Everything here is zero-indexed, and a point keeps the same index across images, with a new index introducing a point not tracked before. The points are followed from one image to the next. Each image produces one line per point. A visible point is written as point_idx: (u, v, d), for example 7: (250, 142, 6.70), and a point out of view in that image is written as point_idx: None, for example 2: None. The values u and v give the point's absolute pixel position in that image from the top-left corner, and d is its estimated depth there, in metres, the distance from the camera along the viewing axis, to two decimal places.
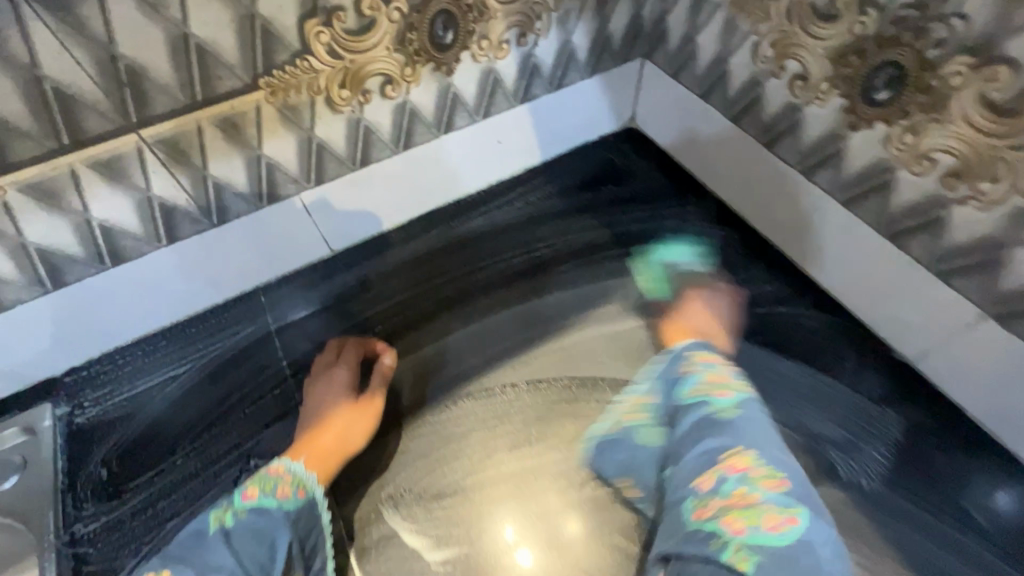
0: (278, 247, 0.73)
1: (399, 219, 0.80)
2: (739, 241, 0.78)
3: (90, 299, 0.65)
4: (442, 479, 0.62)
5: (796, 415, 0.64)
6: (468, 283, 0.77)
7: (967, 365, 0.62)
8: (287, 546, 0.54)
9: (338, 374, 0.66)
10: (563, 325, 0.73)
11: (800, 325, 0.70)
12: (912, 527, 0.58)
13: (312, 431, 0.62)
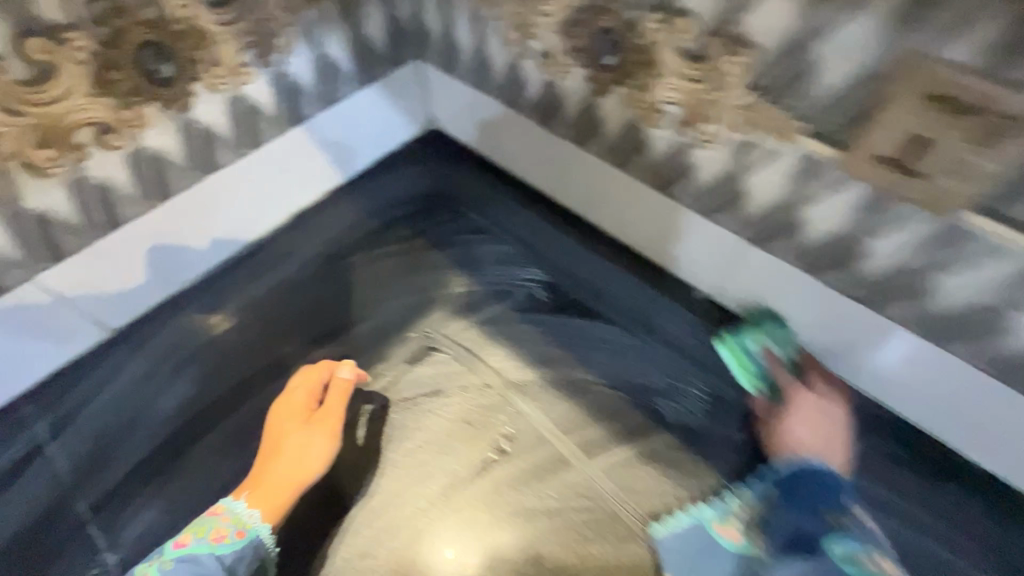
0: (31, 346, 0.63)
1: (193, 276, 0.73)
2: (551, 218, 0.80)
3: None
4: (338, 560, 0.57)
5: (617, 373, 0.66)
6: (284, 326, 0.72)
7: (806, 322, 0.62)
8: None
9: (304, 400, 0.63)
10: (391, 341, 0.71)
11: (612, 283, 0.73)
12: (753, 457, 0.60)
13: (266, 458, 0.60)
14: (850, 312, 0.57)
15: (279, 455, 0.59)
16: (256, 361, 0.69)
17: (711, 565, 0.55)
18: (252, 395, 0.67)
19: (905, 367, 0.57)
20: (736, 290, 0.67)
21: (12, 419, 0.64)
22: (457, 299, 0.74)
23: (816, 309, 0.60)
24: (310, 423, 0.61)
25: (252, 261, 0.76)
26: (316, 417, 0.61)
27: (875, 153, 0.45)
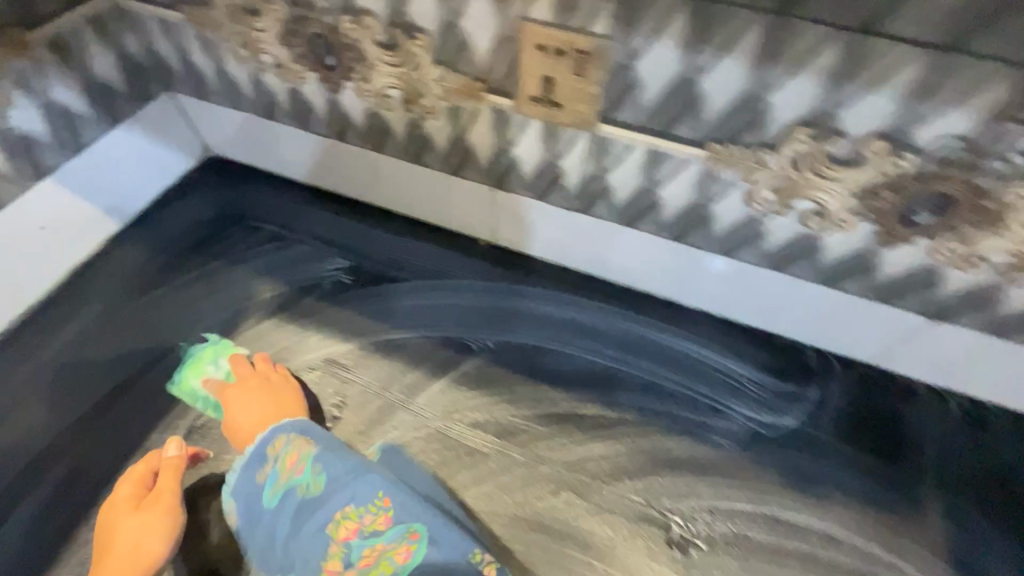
0: None
1: None
2: (343, 211, 0.88)
3: None
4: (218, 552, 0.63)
5: (427, 322, 0.77)
6: (86, 378, 0.71)
7: (622, 259, 0.76)
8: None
9: (127, 493, 0.62)
10: (206, 360, 0.73)
11: (408, 253, 0.84)
12: (551, 353, 0.74)
13: (101, 563, 0.58)
14: (648, 242, 0.72)
15: (109, 552, 0.58)
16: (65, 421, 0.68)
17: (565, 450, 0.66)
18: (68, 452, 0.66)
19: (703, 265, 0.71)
20: (518, 232, 0.81)
21: None
22: (267, 304, 0.79)
23: (624, 244, 0.74)
24: (140, 511, 0.60)
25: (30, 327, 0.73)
26: (144, 504, 0.61)
27: (528, 95, 0.59)
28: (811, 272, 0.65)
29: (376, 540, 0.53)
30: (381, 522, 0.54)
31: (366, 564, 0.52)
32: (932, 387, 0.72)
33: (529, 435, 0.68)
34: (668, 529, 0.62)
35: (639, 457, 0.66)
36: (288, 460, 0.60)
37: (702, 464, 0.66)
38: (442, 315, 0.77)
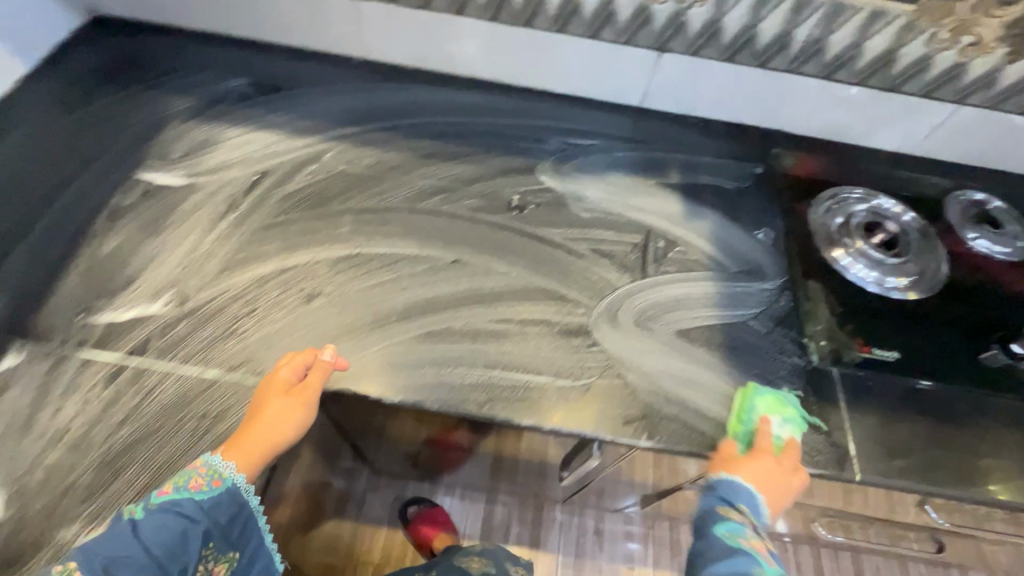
0: None
1: None
2: (234, 46, 1.06)
3: None
4: (184, 260, 0.80)
5: (324, 110, 1.00)
6: (34, 175, 0.85)
7: (467, 51, 1.04)
8: (203, 537, 0.61)
9: (283, 377, 0.68)
10: (142, 152, 0.91)
11: (297, 69, 1.05)
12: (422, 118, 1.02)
13: (248, 424, 0.67)
14: (483, 33, 1.00)
15: (259, 418, 0.66)
16: (25, 200, 0.82)
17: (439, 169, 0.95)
18: (34, 217, 0.81)
19: (523, 45, 1.01)
20: (383, 45, 1.05)
21: None
22: (185, 114, 0.97)
23: (465, 39, 1.02)
24: (286, 397, 0.67)
25: None
26: (295, 391, 0.68)
27: None
28: (582, 29, 0.97)
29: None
30: None
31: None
32: (677, 115, 1.08)
33: (413, 164, 0.96)
34: (511, 201, 0.93)
35: (491, 168, 0.97)
36: None
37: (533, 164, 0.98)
38: (334, 104, 1.01)
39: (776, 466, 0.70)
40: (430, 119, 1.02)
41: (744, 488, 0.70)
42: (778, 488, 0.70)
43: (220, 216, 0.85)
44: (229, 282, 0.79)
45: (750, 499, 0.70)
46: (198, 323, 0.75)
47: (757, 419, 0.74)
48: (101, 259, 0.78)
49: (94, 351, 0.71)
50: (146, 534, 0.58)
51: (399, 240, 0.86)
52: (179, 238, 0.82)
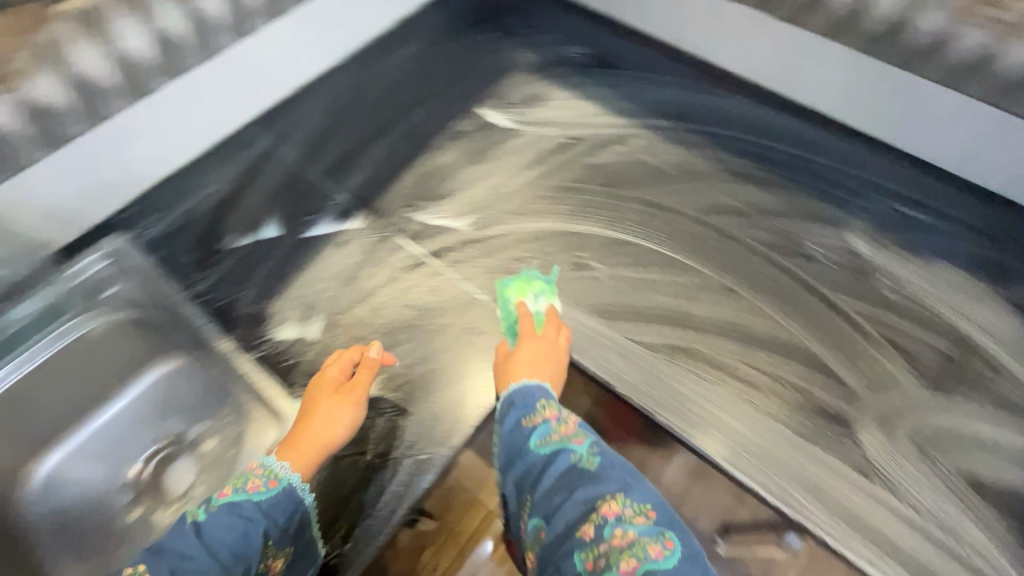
0: (249, 87, 0.90)
1: (337, 56, 1.02)
2: (585, 14, 1.11)
3: (109, 143, 0.77)
4: (491, 192, 0.90)
5: (647, 97, 1.02)
6: (408, 85, 1.02)
7: (814, 80, 0.90)
8: (265, 535, 0.56)
9: (332, 376, 0.70)
10: (487, 89, 1.03)
11: (635, 50, 1.07)
12: (741, 131, 0.96)
13: (300, 425, 0.66)
14: (846, 65, 0.84)
15: (314, 418, 0.66)
16: (396, 104, 1.00)
17: (740, 190, 0.91)
18: (398, 120, 0.98)
19: (886, 92, 0.83)
20: (724, 49, 0.98)
21: (244, 137, 0.94)
22: (528, 65, 1.06)
23: (821, 66, 0.87)
24: (339, 396, 0.68)
25: (375, 50, 1.06)
26: (345, 390, 0.69)
27: None
28: None
29: (631, 526, 0.53)
30: (593, 524, 0.53)
31: (616, 545, 0.52)
32: None
33: (715, 176, 0.92)
34: (808, 249, 0.84)
35: (796, 208, 0.89)
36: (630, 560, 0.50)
37: (847, 220, 0.87)
38: (656, 94, 1.02)
39: (555, 349, 0.71)
40: (749, 135, 0.96)
41: (529, 388, 0.66)
42: (540, 368, 0.69)
43: (528, 165, 0.93)
44: (519, 224, 0.86)
45: (530, 397, 0.65)
46: (486, 250, 0.84)
47: (512, 303, 0.77)
48: (432, 169, 0.92)
49: (410, 242, 0.84)
50: (211, 534, 0.54)
51: (681, 244, 0.84)
52: (492, 172, 0.92)
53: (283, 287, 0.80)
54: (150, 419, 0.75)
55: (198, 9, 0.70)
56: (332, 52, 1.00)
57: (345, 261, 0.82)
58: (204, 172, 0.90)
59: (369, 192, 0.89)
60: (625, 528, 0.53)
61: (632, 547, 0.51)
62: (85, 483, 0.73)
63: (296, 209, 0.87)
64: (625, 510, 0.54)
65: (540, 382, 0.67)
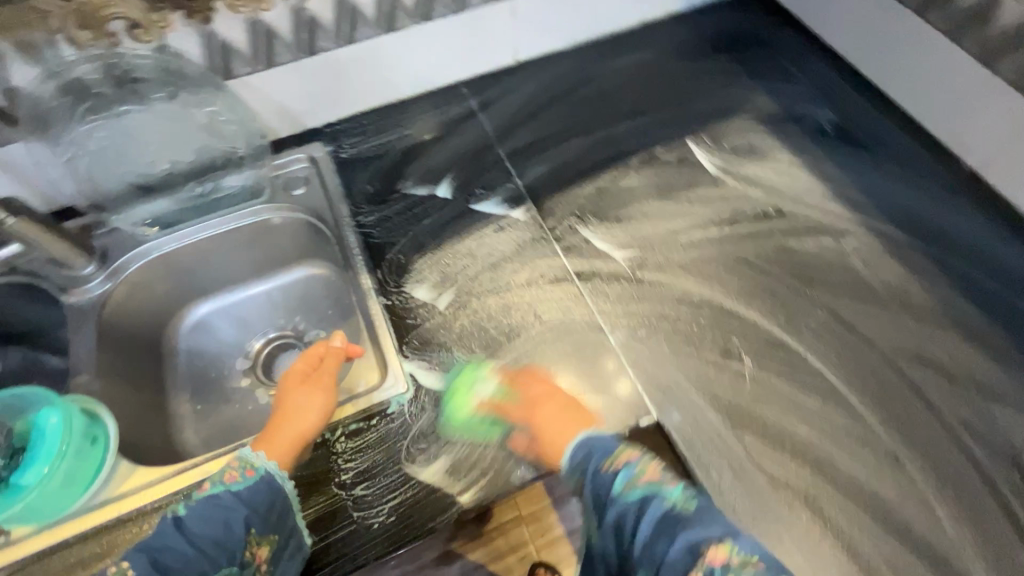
0: (477, 47, 0.94)
1: (565, 43, 1.01)
2: (849, 80, 0.98)
3: (347, 64, 0.85)
4: (664, 235, 0.82)
5: (886, 194, 0.86)
6: (623, 93, 0.97)
7: None
8: (244, 523, 0.54)
9: (299, 370, 0.69)
10: (705, 123, 0.93)
11: (893, 137, 0.92)
12: (988, 276, 0.79)
13: (275, 421, 0.64)
14: None
15: (281, 411, 0.65)
16: (605, 108, 0.95)
17: (961, 346, 0.74)
18: (601, 126, 0.93)
19: None
20: (1016, 173, 0.83)
21: (454, 93, 0.96)
22: (760, 113, 0.95)
23: None
24: (306, 386, 0.68)
25: (604, 49, 1.02)
26: (312, 379, 0.68)
27: None
28: None
29: (687, 502, 0.51)
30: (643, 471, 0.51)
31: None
32: None
33: (936, 317, 0.76)
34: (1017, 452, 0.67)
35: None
36: (645, 474, 0.50)
37: None
38: (899, 196, 0.85)
39: (558, 394, 0.64)
40: (997, 284, 0.78)
41: (585, 444, 0.55)
42: (578, 419, 0.61)
43: (716, 222, 0.83)
44: (681, 281, 0.78)
45: (608, 442, 0.55)
46: (635, 294, 0.77)
47: (477, 396, 0.67)
48: (613, 188, 0.86)
49: (563, 255, 0.80)
50: (189, 523, 0.53)
51: (857, 380, 0.71)
52: (674, 214, 0.84)
53: (433, 248, 0.80)
54: (282, 311, 0.94)
55: None
56: (564, 37, 1.00)
57: (495, 247, 0.80)
58: (405, 113, 0.94)
59: (546, 187, 0.86)
60: (660, 477, 0.51)
61: (676, 500, 0.50)
62: (219, 338, 0.92)
63: (472, 178, 0.87)
64: (733, 559, 0.44)
65: (582, 436, 0.56)
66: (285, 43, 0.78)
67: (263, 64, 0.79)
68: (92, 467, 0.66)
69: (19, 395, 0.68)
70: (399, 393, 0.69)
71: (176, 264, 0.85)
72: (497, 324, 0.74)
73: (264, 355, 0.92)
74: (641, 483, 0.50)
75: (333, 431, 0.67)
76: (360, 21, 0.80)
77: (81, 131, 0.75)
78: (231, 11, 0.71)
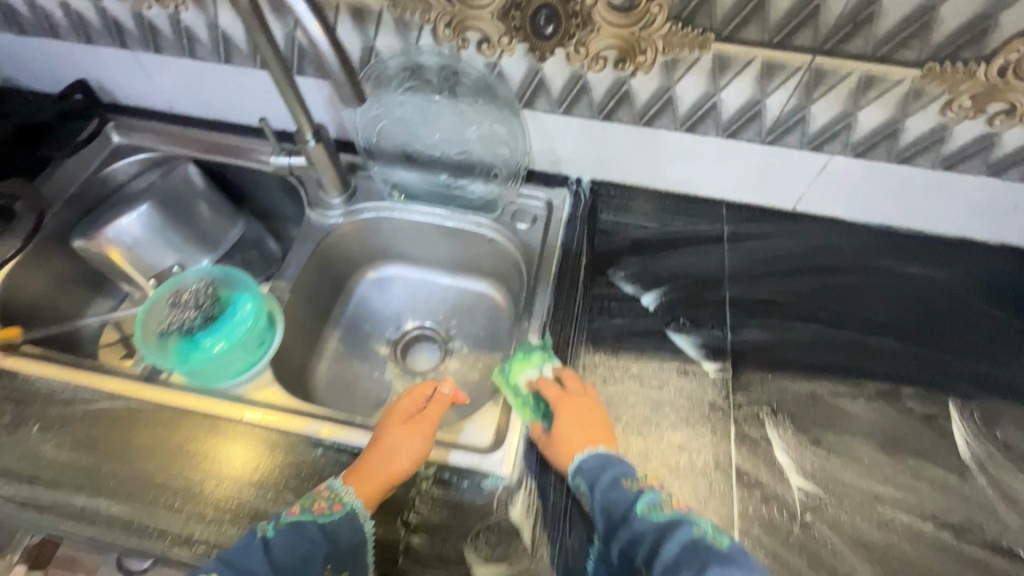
0: (761, 180, 0.86)
1: (858, 218, 0.88)
2: None
3: (631, 140, 0.84)
4: (860, 491, 0.67)
5: None
6: (896, 304, 0.82)
7: None
8: (322, 558, 0.57)
9: (404, 406, 0.71)
10: (983, 393, 0.74)
11: None
12: None
13: (367, 453, 0.65)
14: None
15: (377, 442, 0.66)
16: (865, 309, 0.81)
17: None
18: (849, 326, 0.80)
19: None
20: None
21: (710, 210, 0.91)
22: None
23: None
24: (408, 424, 0.68)
25: (899, 244, 0.88)
26: (415, 421, 0.69)
27: None
28: None
29: None
30: (674, 509, 0.58)
31: None
32: None
33: None
34: None
35: None
36: (664, 501, 0.59)
37: None
38: None
39: (593, 406, 0.69)
40: None
41: (599, 458, 0.64)
42: (600, 431, 0.67)
43: (935, 517, 0.65)
44: (853, 559, 0.63)
45: (618, 463, 0.64)
46: (788, 535, 0.64)
47: (522, 383, 0.72)
48: (828, 402, 0.73)
49: (732, 440, 0.69)
50: (276, 547, 0.56)
51: None
52: (885, 475, 0.68)
53: (607, 351, 0.76)
54: (444, 311, 1.01)
55: (763, 104, 0.74)
56: (862, 211, 0.87)
57: (666, 387, 0.73)
58: (654, 205, 0.91)
59: (752, 357, 0.76)
60: None
61: None
62: (387, 300, 1.01)
63: (683, 302, 0.80)
64: None
65: (595, 448, 0.65)
66: (590, 102, 0.79)
67: (561, 109, 0.81)
68: (245, 365, 0.75)
69: (232, 274, 0.79)
70: (500, 474, 0.66)
71: (393, 229, 0.94)
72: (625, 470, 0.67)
73: (410, 336, 1.00)
74: (654, 508, 0.58)
75: (425, 466, 0.67)
76: (667, 112, 0.78)
77: (395, 100, 0.83)
78: (565, 60, 0.74)
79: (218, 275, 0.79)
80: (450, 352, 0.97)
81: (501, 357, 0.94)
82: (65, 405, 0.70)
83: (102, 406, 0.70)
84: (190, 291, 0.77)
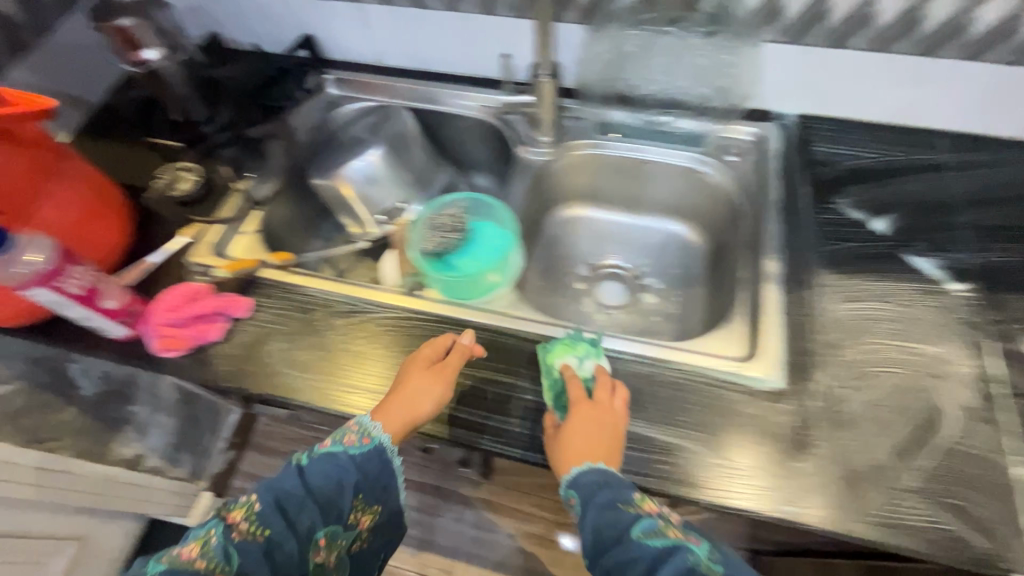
0: (993, 105, 0.84)
1: None
2: None
3: (857, 68, 0.84)
4: None
5: None
6: None
7: None
8: (354, 487, 0.63)
9: (424, 355, 0.71)
10: None
11: None
12: None
13: (393, 392, 0.68)
14: None
15: (402, 386, 0.68)
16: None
17: None
18: None
19: None
20: None
21: (928, 140, 0.89)
22: None
23: None
24: (429, 371, 0.69)
25: None
26: (437, 370, 0.69)
27: None
28: None
29: None
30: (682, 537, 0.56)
31: None
32: None
33: None
34: None
35: None
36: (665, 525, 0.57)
37: None
38: None
39: (610, 418, 0.65)
40: None
41: (598, 472, 0.61)
42: (603, 448, 0.63)
43: None
44: None
45: (623, 484, 0.61)
46: None
47: (557, 367, 0.70)
48: None
49: (993, 355, 0.69)
50: (312, 472, 0.63)
51: None
52: None
53: (846, 271, 0.77)
54: (634, 249, 1.03)
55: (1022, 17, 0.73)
56: None
57: (914, 306, 0.74)
58: (867, 136, 0.90)
59: (1001, 279, 0.75)
60: None
61: None
62: (578, 237, 1.04)
63: (917, 228, 0.80)
64: None
65: (595, 462, 0.62)
66: (824, 28, 0.80)
67: (789, 37, 0.82)
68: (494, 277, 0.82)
69: (474, 199, 0.84)
70: (767, 378, 0.69)
71: (595, 167, 0.97)
72: (889, 378, 0.68)
73: (604, 271, 1.03)
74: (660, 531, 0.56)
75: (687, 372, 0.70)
76: (907, 34, 0.78)
77: (625, 34, 0.89)
78: None
79: (467, 202, 0.85)
80: (645, 287, 1.01)
81: (699, 290, 0.97)
82: (345, 315, 0.79)
83: (380, 316, 0.79)
84: (449, 216, 0.84)
